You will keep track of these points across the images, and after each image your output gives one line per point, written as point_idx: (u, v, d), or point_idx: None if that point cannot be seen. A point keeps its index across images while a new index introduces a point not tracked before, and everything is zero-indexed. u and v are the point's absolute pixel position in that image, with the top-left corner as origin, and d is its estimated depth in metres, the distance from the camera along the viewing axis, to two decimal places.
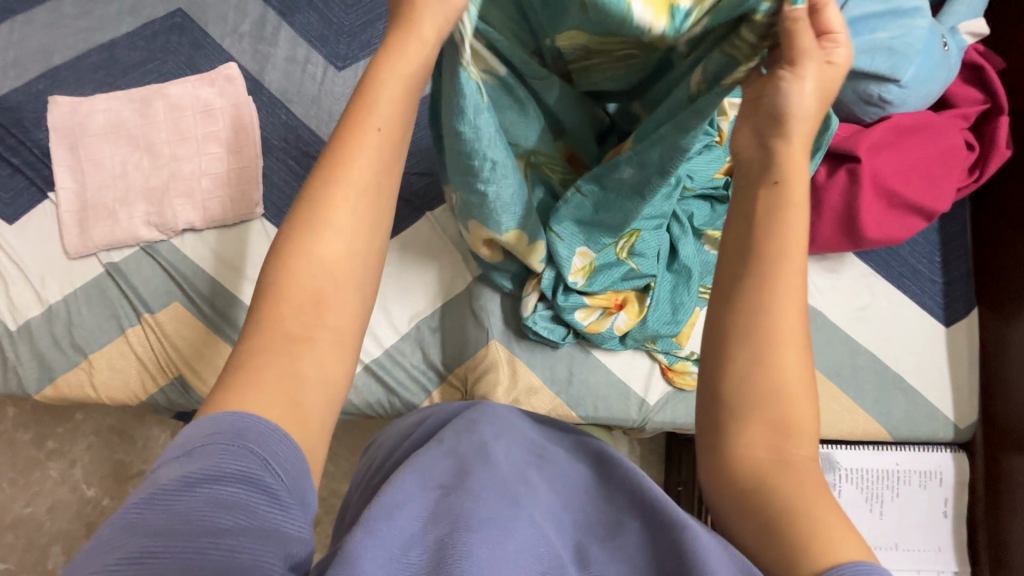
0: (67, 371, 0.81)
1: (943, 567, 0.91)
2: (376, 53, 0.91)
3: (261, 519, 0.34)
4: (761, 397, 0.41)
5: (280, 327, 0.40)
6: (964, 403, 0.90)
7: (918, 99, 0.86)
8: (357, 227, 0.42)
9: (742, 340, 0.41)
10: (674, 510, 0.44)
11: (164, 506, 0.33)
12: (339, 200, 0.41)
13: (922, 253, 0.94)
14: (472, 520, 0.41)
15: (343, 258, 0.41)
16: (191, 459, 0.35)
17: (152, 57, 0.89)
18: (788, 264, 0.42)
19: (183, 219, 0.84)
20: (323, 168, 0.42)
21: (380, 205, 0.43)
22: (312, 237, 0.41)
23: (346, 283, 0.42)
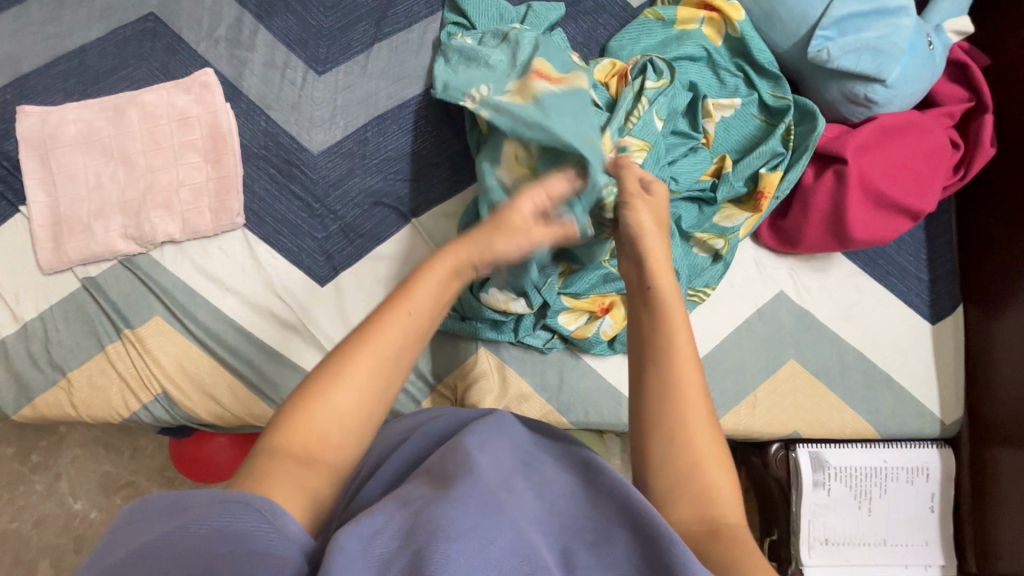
0: (46, 390, 0.80)
1: (929, 560, 0.92)
2: (357, 57, 0.89)
3: (250, 545, 0.37)
4: (675, 456, 0.48)
5: (290, 448, 0.44)
6: (949, 399, 0.91)
7: (905, 98, 0.86)
8: (373, 379, 0.47)
9: (648, 414, 0.50)
10: (656, 519, 0.44)
11: (166, 545, 0.37)
12: (360, 359, 0.47)
13: (908, 251, 0.95)
14: (451, 530, 0.40)
15: (371, 408, 0.47)
16: (182, 511, 0.39)
17: (124, 63, 0.86)
18: (680, 352, 0.51)
19: (161, 232, 0.82)
20: (372, 324, 0.49)
21: (394, 368, 0.48)
22: (334, 384, 0.46)
23: (365, 432, 0.46)
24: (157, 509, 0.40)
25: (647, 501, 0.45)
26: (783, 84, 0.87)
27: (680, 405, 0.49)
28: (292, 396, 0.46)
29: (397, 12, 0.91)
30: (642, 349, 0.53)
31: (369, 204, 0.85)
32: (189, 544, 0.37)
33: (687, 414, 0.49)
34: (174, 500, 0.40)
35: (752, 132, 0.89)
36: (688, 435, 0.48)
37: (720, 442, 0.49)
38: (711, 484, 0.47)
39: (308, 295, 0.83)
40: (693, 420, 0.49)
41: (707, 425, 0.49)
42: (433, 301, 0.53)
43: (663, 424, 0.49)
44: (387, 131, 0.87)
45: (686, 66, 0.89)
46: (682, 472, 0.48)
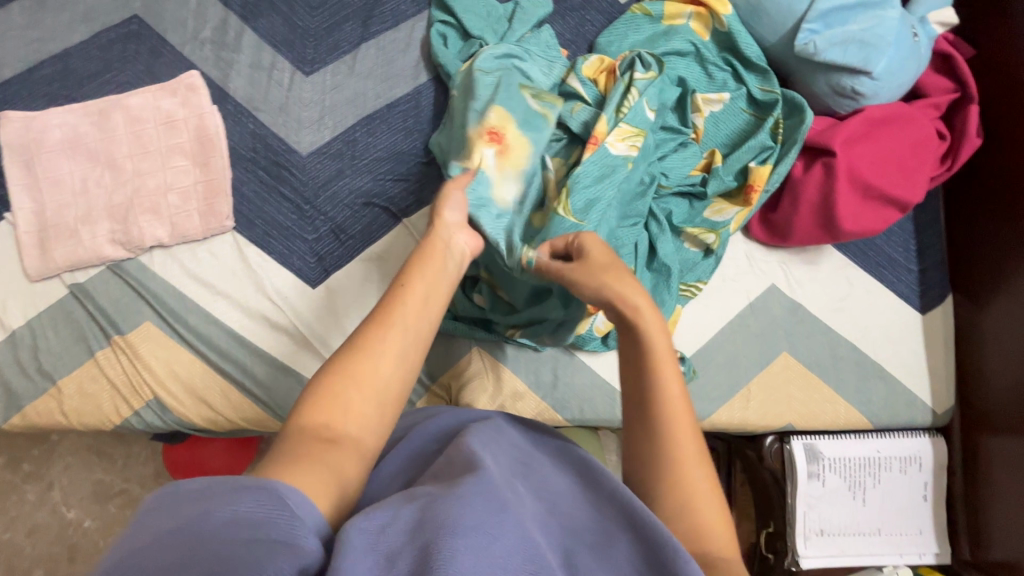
0: (35, 398, 0.79)
1: (924, 549, 0.93)
2: (344, 57, 0.89)
3: (276, 531, 0.37)
4: (662, 489, 0.49)
5: (312, 428, 0.46)
6: (940, 387, 0.92)
7: (891, 90, 0.86)
8: (394, 354, 0.51)
9: (642, 447, 0.50)
10: (657, 525, 0.45)
11: (185, 530, 0.36)
12: (381, 336, 0.51)
13: (898, 242, 0.95)
14: (459, 525, 0.40)
15: (386, 389, 0.50)
16: (198, 500, 0.38)
17: (108, 67, 0.85)
18: (669, 390, 0.51)
19: (150, 237, 0.81)
20: (383, 313, 0.53)
21: (412, 346, 0.52)
22: (357, 361, 0.50)
23: (384, 410, 0.49)
24: (173, 497, 0.39)
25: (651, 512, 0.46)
26: (770, 78, 0.87)
27: (671, 442, 0.49)
28: (316, 382, 0.49)
29: (384, 11, 0.90)
30: (633, 386, 0.52)
31: (360, 204, 0.85)
32: (214, 530, 0.36)
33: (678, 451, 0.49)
34: (190, 491, 0.39)
35: (741, 125, 0.89)
36: (680, 473, 0.49)
37: (709, 480, 0.50)
38: (703, 519, 0.48)
39: (299, 297, 0.83)
40: (685, 456, 0.49)
41: (697, 466, 0.49)
42: (426, 303, 0.56)
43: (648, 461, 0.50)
44: (376, 131, 0.87)
45: (674, 62, 0.89)
46: (671, 508, 0.48)
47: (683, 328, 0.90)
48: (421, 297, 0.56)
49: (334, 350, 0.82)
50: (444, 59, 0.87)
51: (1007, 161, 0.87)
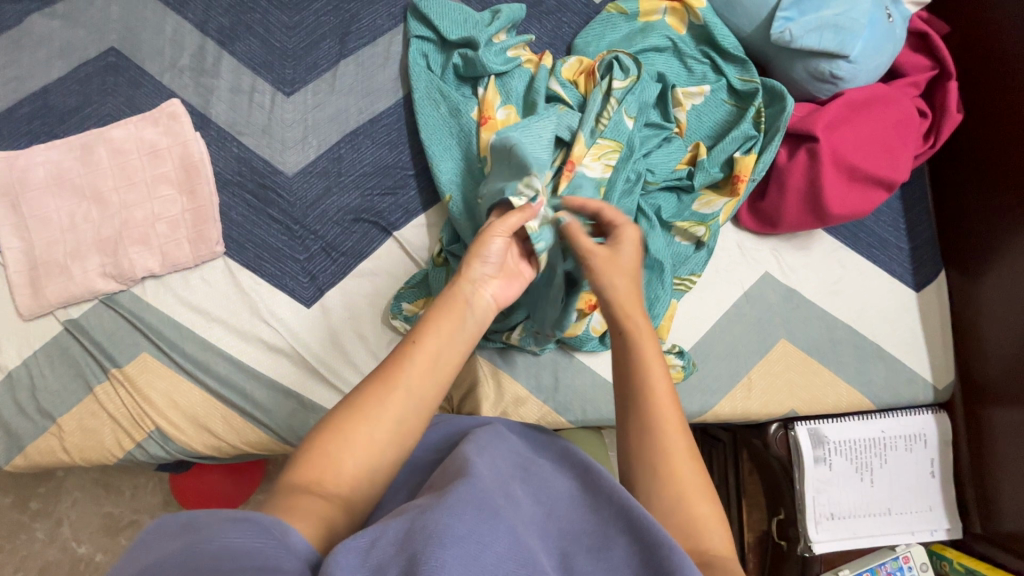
0: (36, 438, 0.79)
1: (935, 525, 0.93)
2: (324, 75, 0.89)
3: (258, 561, 0.37)
4: (638, 439, 0.53)
5: (300, 481, 0.47)
6: (940, 363, 0.92)
7: (870, 72, 0.87)
8: (391, 418, 0.51)
9: (637, 449, 0.53)
10: (653, 524, 0.45)
11: (175, 562, 0.37)
12: (378, 397, 0.52)
13: (887, 222, 0.96)
14: (446, 536, 0.39)
15: (378, 447, 0.50)
16: (191, 531, 0.39)
17: (89, 100, 0.85)
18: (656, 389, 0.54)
19: (141, 268, 0.81)
20: (386, 370, 0.54)
21: (406, 409, 0.52)
22: (352, 424, 0.50)
23: (373, 467, 0.50)
24: (166, 529, 0.40)
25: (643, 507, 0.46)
26: (749, 67, 0.88)
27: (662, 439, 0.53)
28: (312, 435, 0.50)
29: (361, 26, 0.90)
30: (625, 389, 0.56)
31: (349, 221, 0.85)
32: (199, 561, 0.37)
33: (656, 408, 0.54)
34: (180, 524, 0.40)
35: (723, 117, 0.89)
36: (658, 427, 0.53)
37: (685, 432, 0.54)
38: (675, 464, 0.52)
39: (295, 317, 0.83)
40: (664, 411, 0.54)
41: (675, 418, 0.54)
42: (436, 357, 0.56)
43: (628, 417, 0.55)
44: (361, 147, 0.87)
45: (653, 58, 0.90)
46: (648, 453, 0.53)
47: (680, 322, 0.90)
48: (432, 352, 0.56)
49: (333, 369, 0.82)
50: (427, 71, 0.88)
51: (989, 135, 0.88)
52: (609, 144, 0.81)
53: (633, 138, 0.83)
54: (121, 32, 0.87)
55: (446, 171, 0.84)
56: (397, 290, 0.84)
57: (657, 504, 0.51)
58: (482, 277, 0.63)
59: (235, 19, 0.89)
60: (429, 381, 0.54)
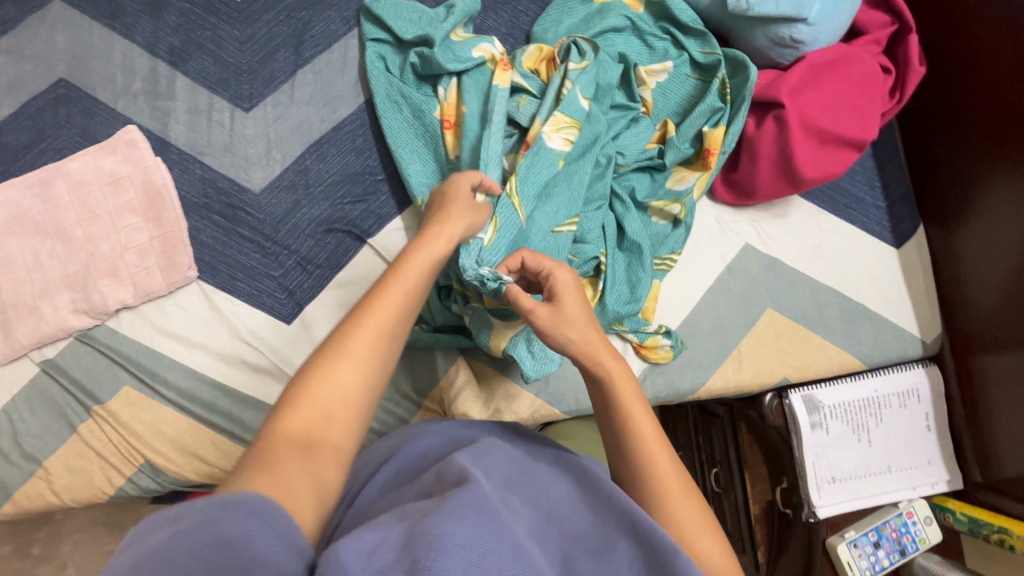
0: (23, 483, 0.77)
1: (935, 479, 0.94)
2: (282, 87, 0.87)
3: (251, 552, 0.35)
4: (611, 437, 0.56)
5: (288, 436, 0.46)
6: (926, 317, 0.93)
7: (830, 33, 0.86)
8: (368, 362, 0.50)
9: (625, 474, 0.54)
10: (657, 528, 0.46)
11: (161, 554, 0.35)
12: (354, 342, 0.50)
13: (862, 182, 0.96)
14: (446, 543, 0.39)
15: (358, 391, 0.49)
16: (178, 519, 0.37)
17: (43, 135, 0.83)
18: (635, 422, 0.55)
19: (114, 300, 0.79)
20: (360, 312, 0.52)
21: (386, 352, 0.52)
22: (333, 363, 0.49)
23: (355, 411, 0.49)
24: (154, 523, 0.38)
25: (642, 510, 0.47)
26: (709, 39, 0.88)
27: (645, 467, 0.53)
28: (289, 384, 0.49)
29: (314, 34, 0.89)
30: (608, 432, 0.56)
31: (322, 232, 0.84)
32: (189, 549, 0.35)
33: (625, 408, 0.56)
34: (166, 516, 0.38)
35: (688, 92, 0.89)
36: (626, 424, 0.55)
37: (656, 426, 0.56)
38: (650, 455, 0.53)
39: (276, 335, 0.82)
40: (631, 409, 0.56)
41: (642, 414, 0.55)
42: (415, 295, 0.56)
43: (602, 417, 0.57)
44: (326, 156, 0.86)
45: (613, 39, 0.90)
46: (622, 446, 0.55)
47: (666, 301, 0.89)
48: (408, 292, 0.55)
49: None
50: (384, 75, 0.86)
51: (957, 87, 0.88)
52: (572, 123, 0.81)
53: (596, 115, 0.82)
54: (69, 62, 0.85)
55: (417, 173, 0.83)
56: None
57: (649, 490, 0.52)
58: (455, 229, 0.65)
59: (185, 38, 0.87)
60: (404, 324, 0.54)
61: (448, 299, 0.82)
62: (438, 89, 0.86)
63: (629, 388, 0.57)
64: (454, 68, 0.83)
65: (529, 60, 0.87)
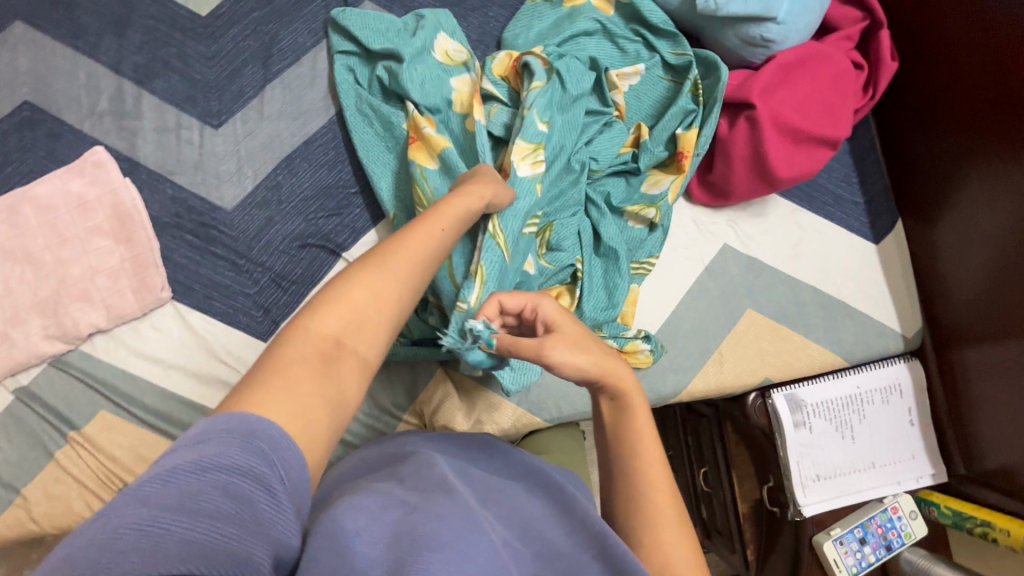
0: (2, 512, 0.77)
1: (919, 473, 0.94)
2: (251, 102, 0.86)
3: (258, 513, 0.35)
4: (613, 442, 0.57)
5: (317, 337, 0.46)
6: (906, 312, 0.93)
7: (800, 31, 0.85)
8: (403, 287, 0.51)
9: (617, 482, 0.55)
10: (628, 552, 0.47)
11: (176, 481, 0.34)
12: (395, 262, 0.51)
13: (839, 178, 0.95)
14: (435, 540, 0.40)
15: (388, 313, 0.49)
16: (199, 442, 0.37)
17: (9, 159, 0.82)
18: (639, 431, 0.56)
19: (86, 325, 0.78)
20: (401, 240, 0.54)
21: (415, 278, 0.52)
22: (363, 271, 0.50)
23: (382, 332, 0.49)
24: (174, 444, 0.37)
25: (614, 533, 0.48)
26: (680, 41, 0.87)
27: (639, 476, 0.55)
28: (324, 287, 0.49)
29: (282, 47, 0.88)
30: (611, 438, 0.57)
31: (296, 247, 0.84)
32: (204, 486, 0.34)
33: (631, 416, 0.57)
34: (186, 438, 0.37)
35: (661, 94, 0.89)
36: (630, 432, 0.56)
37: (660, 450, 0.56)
38: (652, 477, 0.54)
39: (253, 354, 0.81)
40: (637, 418, 0.57)
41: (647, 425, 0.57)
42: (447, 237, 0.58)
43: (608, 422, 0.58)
44: (298, 170, 0.85)
45: (583, 43, 0.89)
46: (622, 454, 0.56)
47: (646, 306, 0.89)
48: (442, 234, 0.57)
49: None
50: (353, 88, 0.86)
51: (931, 80, 0.88)
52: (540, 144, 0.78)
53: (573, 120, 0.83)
54: (33, 84, 0.84)
55: (390, 186, 0.83)
56: None
57: (632, 500, 0.54)
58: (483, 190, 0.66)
59: (151, 56, 0.86)
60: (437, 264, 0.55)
61: (425, 312, 0.82)
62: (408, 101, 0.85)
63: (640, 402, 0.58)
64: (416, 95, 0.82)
65: (499, 68, 0.86)
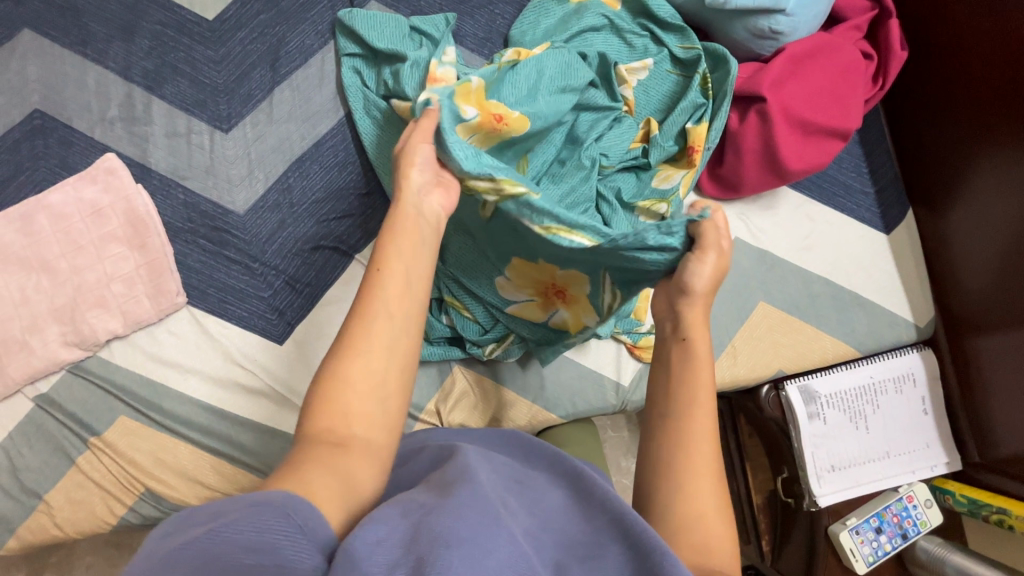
0: (26, 518, 0.78)
1: (933, 462, 0.94)
2: (260, 105, 0.86)
3: (281, 556, 0.37)
4: (668, 389, 0.56)
5: (317, 433, 0.47)
6: (920, 302, 0.93)
7: (809, 22, 0.85)
8: (380, 348, 0.50)
9: (662, 435, 0.54)
10: (649, 532, 0.45)
11: (195, 549, 0.36)
12: (365, 332, 0.50)
13: (850, 169, 0.95)
14: (452, 537, 0.39)
15: (371, 379, 0.49)
16: (217, 515, 0.39)
17: (21, 167, 0.82)
18: (696, 390, 0.56)
19: (103, 331, 0.79)
20: (362, 303, 0.52)
21: (391, 334, 0.51)
22: (345, 363, 0.49)
23: (372, 399, 0.49)
24: (195, 517, 0.40)
25: (634, 511, 0.47)
26: (689, 35, 0.87)
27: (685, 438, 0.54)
28: (311, 382, 0.50)
29: (290, 49, 0.88)
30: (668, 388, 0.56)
31: (309, 249, 0.84)
32: (220, 548, 0.36)
33: (690, 373, 0.56)
34: (205, 511, 0.40)
35: (670, 88, 0.89)
36: (688, 388, 0.56)
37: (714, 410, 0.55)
38: (701, 441, 0.54)
39: (269, 356, 0.81)
40: (698, 376, 0.56)
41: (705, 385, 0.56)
42: (413, 270, 0.55)
43: (666, 376, 0.57)
44: (309, 172, 0.85)
45: (591, 38, 0.89)
46: (677, 406, 0.55)
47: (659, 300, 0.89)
48: (405, 270, 0.54)
49: None
50: (361, 88, 0.86)
51: (942, 70, 0.87)
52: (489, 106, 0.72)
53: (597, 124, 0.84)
54: (43, 92, 0.84)
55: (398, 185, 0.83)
56: None
57: (670, 457, 0.53)
58: (419, 185, 0.59)
59: (159, 61, 0.86)
60: (407, 299, 0.53)
61: (439, 311, 0.84)
62: None
63: (703, 360, 0.57)
64: (413, 94, 0.81)
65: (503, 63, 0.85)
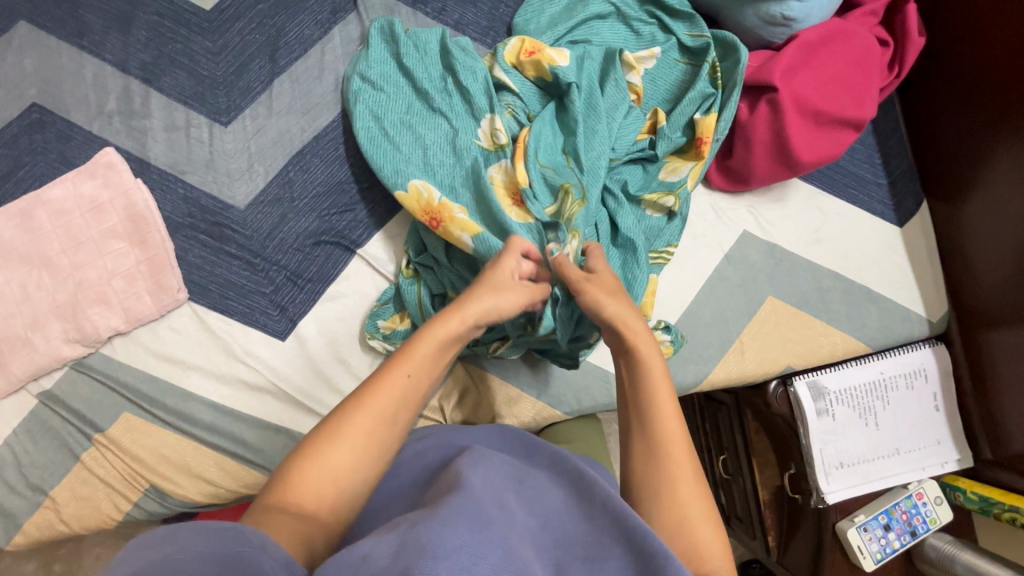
0: (31, 514, 0.78)
1: (944, 459, 0.93)
2: (259, 97, 0.85)
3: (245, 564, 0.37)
4: (631, 407, 0.56)
5: (286, 497, 0.47)
6: (933, 297, 0.91)
7: (823, 7, 0.82)
8: (367, 442, 0.51)
9: (636, 457, 0.53)
10: (649, 534, 0.45)
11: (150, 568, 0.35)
12: (360, 423, 0.51)
13: (862, 160, 0.93)
14: (439, 549, 0.38)
15: (351, 468, 0.49)
16: (166, 543, 0.38)
17: (20, 163, 0.81)
18: (661, 406, 0.54)
19: (105, 327, 0.78)
20: (366, 394, 0.53)
21: (383, 434, 0.52)
22: (334, 442, 0.50)
23: (348, 486, 0.49)
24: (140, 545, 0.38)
25: (635, 514, 0.46)
26: (697, 22, 0.85)
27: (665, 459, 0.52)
28: (297, 447, 0.50)
29: (288, 40, 0.86)
30: (634, 412, 0.55)
31: (311, 244, 0.83)
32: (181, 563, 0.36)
33: (652, 390, 0.55)
34: (152, 538, 0.39)
35: (678, 77, 0.86)
36: (653, 405, 0.55)
37: (681, 420, 0.54)
38: (676, 457, 0.52)
39: (271, 352, 0.81)
40: (659, 392, 0.55)
41: (668, 399, 0.55)
42: (424, 376, 0.56)
43: (627, 400, 0.57)
44: (310, 166, 0.84)
45: (597, 26, 0.87)
46: (644, 427, 0.54)
47: (666, 295, 0.87)
48: (418, 373, 0.55)
49: (319, 399, 0.81)
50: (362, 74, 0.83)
51: (959, 57, 0.85)
52: (449, 208, 0.77)
53: (598, 139, 0.79)
54: (40, 85, 0.83)
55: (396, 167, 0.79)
56: (370, 308, 0.83)
57: (658, 473, 0.52)
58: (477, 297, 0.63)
59: (157, 53, 0.85)
60: (410, 406, 0.54)
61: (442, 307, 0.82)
62: (419, 89, 0.83)
63: (661, 374, 0.56)
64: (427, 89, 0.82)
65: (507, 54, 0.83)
